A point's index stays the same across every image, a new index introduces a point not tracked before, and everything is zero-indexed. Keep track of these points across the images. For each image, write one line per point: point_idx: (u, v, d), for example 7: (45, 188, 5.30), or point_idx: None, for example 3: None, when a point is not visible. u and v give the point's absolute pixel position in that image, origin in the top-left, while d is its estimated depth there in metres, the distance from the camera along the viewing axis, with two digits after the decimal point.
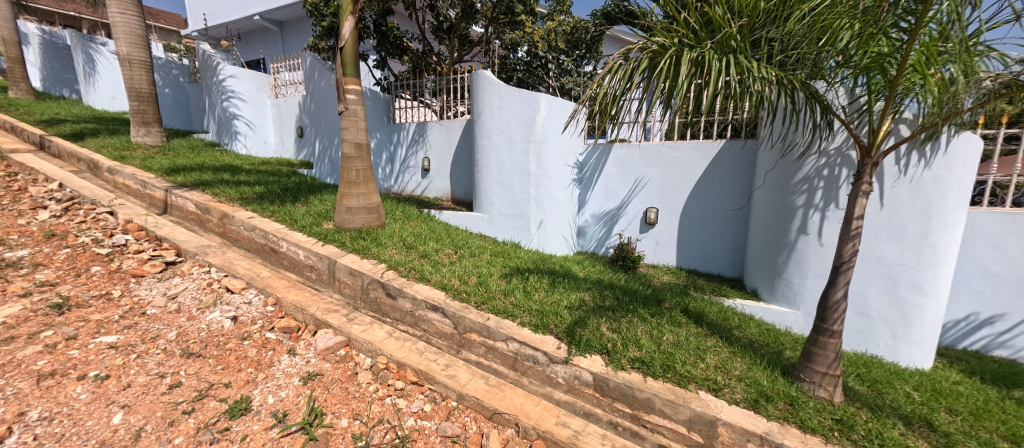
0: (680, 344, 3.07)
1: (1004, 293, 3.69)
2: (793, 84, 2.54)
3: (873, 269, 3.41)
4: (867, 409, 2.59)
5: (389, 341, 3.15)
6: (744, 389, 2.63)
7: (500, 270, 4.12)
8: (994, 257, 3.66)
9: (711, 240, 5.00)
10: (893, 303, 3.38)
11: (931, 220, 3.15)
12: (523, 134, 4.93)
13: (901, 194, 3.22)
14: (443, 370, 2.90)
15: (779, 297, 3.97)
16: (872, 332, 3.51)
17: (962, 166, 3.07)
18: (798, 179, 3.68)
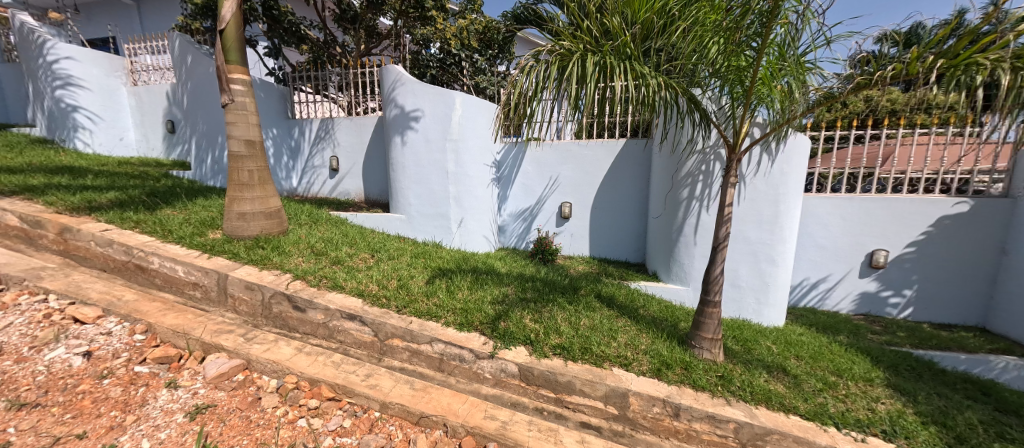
0: (595, 328, 3.33)
1: (829, 261, 4.68)
2: (678, 91, 2.91)
3: (741, 248, 4.07)
4: (742, 365, 3.10)
5: (298, 358, 2.88)
6: (649, 361, 2.97)
7: (422, 271, 4.04)
8: (822, 232, 4.63)
9: (618, 230, 5.48)
10: (757, 275, 4.07)
11: (780, 205, 3.86)
12: (438, 132, 4.87)
13: (759, 184, 3.88)
14: (364, 381, 2.75)
15: (673, 277, 4.52)
16: (742, 300, 4.19)
17: (799, 161, 3.81)
18: (683, 173, 4.23)
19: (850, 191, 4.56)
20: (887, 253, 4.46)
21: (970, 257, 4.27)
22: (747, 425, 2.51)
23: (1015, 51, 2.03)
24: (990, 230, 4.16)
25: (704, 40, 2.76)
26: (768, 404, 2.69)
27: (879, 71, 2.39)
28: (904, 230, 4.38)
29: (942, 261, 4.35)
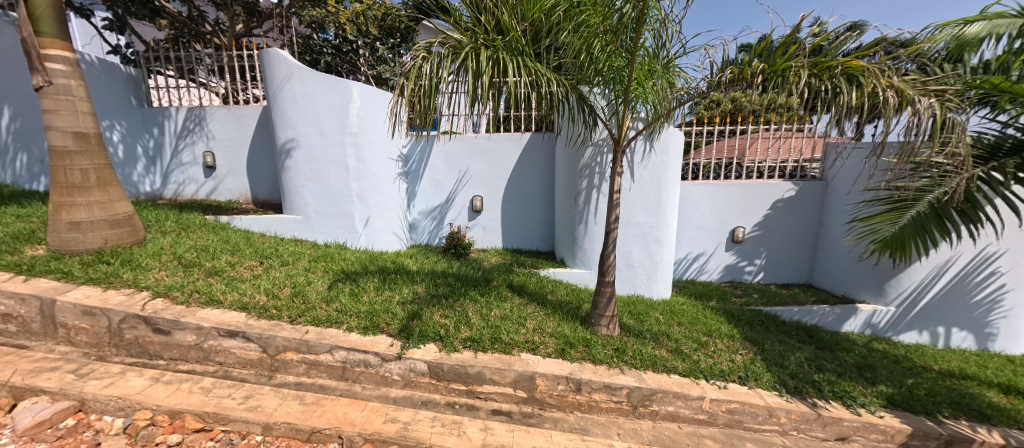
0: (506, 317, 3.42)
1: (703, 239, 5.41)
2: (568, 87, 3.11)
3: (633, 231, 4.50)
4: (634, 337, 3.45)
5: (154, 389, 2.46)
6: (555, 342, 3.15)
7: (322, 275, 3.73)
8: (697, 214, 5.33)
9: (528, 221, 5.67)
10: (647, 255, 4.55)
11: (662, 192, 4.36)
12: (333, 125, 4.50)
13: (644, 174, 4.32)
14: (243, 404, 2.45)
15: (578, 262, 4.83)
16: (635, 278, 4.64)
17: (675, 152, 4.32)
18: (582, 165, 4.52)
19: (715, 178, 5.33)
20: (744, 229, 5.31)
21: (799, 229, 5.29)
22: (636, 388, 2.81)
23: (810, 62, 2.58)
24: (812, 207, 5.21)
25: (590, 39, 2.95)
26: (653, 368, 3.04)
27: (722, 75, 2.88)
28: (757, 210, 5.25)
29: (780, 234, 5.32)
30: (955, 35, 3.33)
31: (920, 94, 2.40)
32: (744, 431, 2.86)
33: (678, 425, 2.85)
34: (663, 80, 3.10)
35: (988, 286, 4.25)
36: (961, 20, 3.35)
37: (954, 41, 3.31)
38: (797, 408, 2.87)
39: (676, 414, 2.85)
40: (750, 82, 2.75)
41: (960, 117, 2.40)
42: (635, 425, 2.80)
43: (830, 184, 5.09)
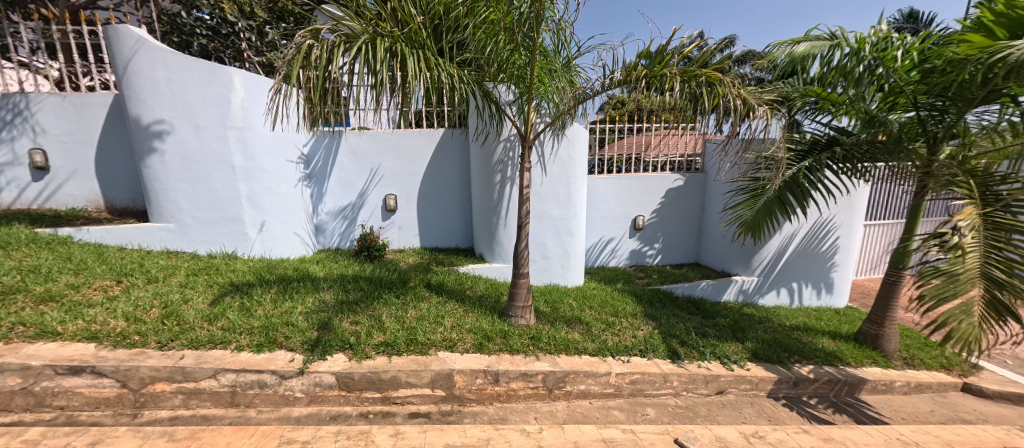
0: (423, 318, 3.32)
1: (610, 228, 5.83)
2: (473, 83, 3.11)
3: (546, 223, 4.66)
4: (549, 324, 3.60)
5: None
6: (473, 338, 3.15)
7: (205, 290, 3.25)
8: (604, 205, 5.73)
9: (446, 219, 5.55)
10: (560, 245, 4.74)
11: (570, 185, 4.59)
12: (210, 118, 3.92)
13: (554, 168, 4.51)
14: None
15: (496, 256, 4.86)
16: (551, 268, 4.80)
17: (580, 147, 4.57)
18: (494, 161, 4.56)
19: (617, 171, 5.78)
20: (644, 217, 5.84)
21: (688, 215, 5.99)
22: (551, 372, 2.93)
23: (681, 69, 2.97)
24: (696, 195, 5.93)
25: (493, 34, 2.98)
26: (566, 351, 3.21)
27: (611, 76, 3.16)
28: (653, 200, 5.82)
29: (673, 220, 5.96)
30: (786, 53, 4.01)
31: (758, 102, 2.95)
32: (646, 398, 3.17)
33: (589, 401, 3.06)
34: (562, 80, 3.31)
35: (819, 251, 5.28)
36: (791, 41, 4.02)
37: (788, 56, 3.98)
38: (685, 371, 3.25)
39: (587, 392, 3.05)
40: (635, 84, 3.09)
41: (784, 118, 3.09)
42: (550, 407, 2.94)
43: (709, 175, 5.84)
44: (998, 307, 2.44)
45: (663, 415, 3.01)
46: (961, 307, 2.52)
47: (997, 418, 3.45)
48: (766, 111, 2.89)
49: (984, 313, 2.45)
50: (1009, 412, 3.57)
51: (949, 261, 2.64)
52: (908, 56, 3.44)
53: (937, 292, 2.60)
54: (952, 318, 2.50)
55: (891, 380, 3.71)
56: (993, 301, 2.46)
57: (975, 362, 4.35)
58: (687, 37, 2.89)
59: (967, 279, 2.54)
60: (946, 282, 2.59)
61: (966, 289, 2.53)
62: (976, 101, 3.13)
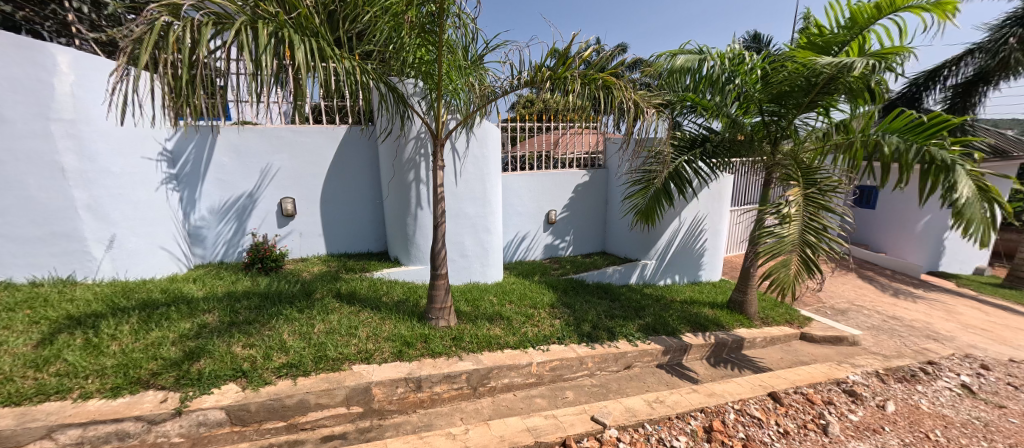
0: (332, 331, 3.03)
1: (525, 223, 5.96)
2: (377, 77, 2.91)
3: (462, 222, 4.56)
4: (470, 322, 3.56)
5: None
6: (391, 346, 2.97)
7: (31, 330, 2.57)
8: (518, 201, 5.83)
9: (354, 222, 5.15)
10: (478, 243, 4.69)
11: (485, 183, 4.56)
12: (24, 108, 3.09)
13: (468, 166, 4.43)
14: None
15: (413, 258, 4.63)
16: (470, 266, 4.73)
17: (492, 145, 4.57)
18: (404, 159, 4.33)
19: (529, 168, 5.92)
20: (556, 212, 6.09)
21: (594, 207, 6.39)
22: (475, 371, 2.89)
23: (582, 72, 3.15)
24: (600, 190, 6.37)
25: (397, 25, 2.81)
26: (489, 348, 3.20)
27: (519, 76, 3.27)
28: (564, 195, 6.09)
29: (582, 213, 6.31)
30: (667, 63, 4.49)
31: (647, 106, 3.27)
32: (565, 383, 3.31)
33: (513, 393, 3.09)
34: (469, 79, 3.25)
35: (697, 243, 6.09)
36: (670, 53, 4.48)
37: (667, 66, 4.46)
38: (598, 352, 3.47)
39: (511, 385, 3.08)
40: (541, 85, 3.19)
41: (669, 120, 3.50)
42: (476, 405, 2.90)
43: (609, 171, 6.31)
44: (805, 262, 3.33)
45: (580, 396, 3.17)
46: (784, 261, 3.36)
47: (825, 357, 4.34)
48: (654, 113, 3.24)
49: (797, 267, 3.32)
50: (833, 351, 4.51)
51: (781, 226, 3.52)
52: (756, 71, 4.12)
53: (769, 249, 3.46)
54: (777, 268, 3.35)
55: (754, 337, 4.39)
56: (804, 258, 3.35)
57: (810, 315, 5.39)
58: (585, 43, 3.06)
59: (790, 241, 3.43)
60: (776, 242, 3.47)
61: (788, 248, 3.41)
62: (804, 107, 3.91)
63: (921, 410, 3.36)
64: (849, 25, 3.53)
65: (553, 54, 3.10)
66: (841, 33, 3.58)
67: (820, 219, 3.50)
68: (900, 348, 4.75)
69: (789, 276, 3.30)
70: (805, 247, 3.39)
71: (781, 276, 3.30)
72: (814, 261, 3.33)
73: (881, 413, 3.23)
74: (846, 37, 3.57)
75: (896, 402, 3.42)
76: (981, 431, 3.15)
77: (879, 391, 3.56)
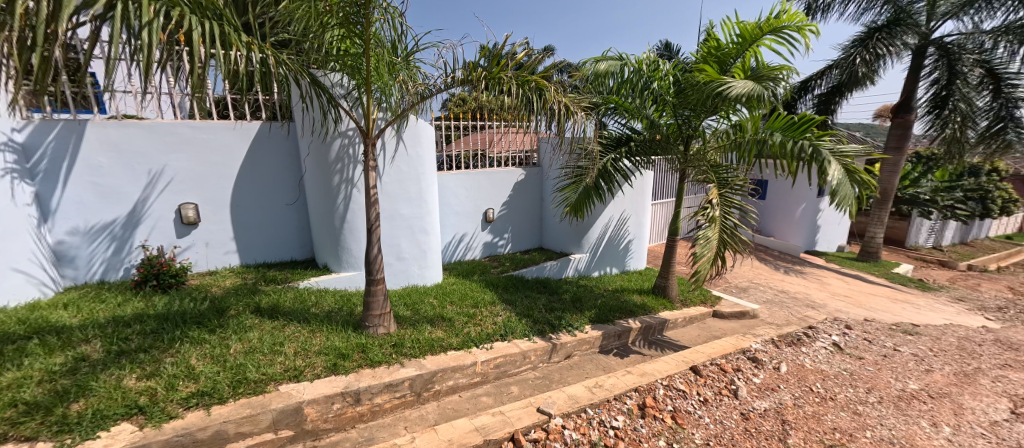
0: (252, 351, 2.73)
1: (464, 222, 5.89)
2: (294, 69, 2.65)
3: (398, 224, 4.36)
4: (410, 327, 3.43)
5: None
6: (323, 360, 2.75)
7: None
8: (455, 201, 5.74)
9: (272, 228, 4.69)
10: (416, 245, 4.52)
11: (420, 182, 4.42)
12: None
13: (401, 164, 4.24)
14: None
15: (344, 264, 4.33)
16: (408, 269, 4.55)
17: (427, 143, 4.45)
18: (331, 159, 4.02)
19: (464, 168, 5.85)
20: (494, 210, 6.09)
21: (531, 204, 6.50)
22: (418, 377, 2.80)
23: (515, 74, 3.18)
24: (534, 188, 6.50)
25: (317, 14, 2.60)
26: (432, 351, 3.11)
27: (453, 74, 3.22)
28: (501, 193, 6.12)
29: (518, 210, 6.38)
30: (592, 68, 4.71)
31: (576, 107, 3.43)
32: (510, 378, 3.33)
33: (458, 395, 3.03)
34: (399, 75, 3.12)
35: (625, 236, 6.49)
36: (593, 60, 4.73)
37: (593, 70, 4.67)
38: (539, 345, 3.54)
39: (456, 386, 3.02)
40: (476, 84, 3.19)
41: (596, 121, 3.71)
42: (420, 411, 2.81)
43: (542, 170, 6.47)
44: (723, 257, 3.95)
45: (525, 389, 3.21)
46: (708, 258, 3.91)
47: (733, 330, 4.87)
48: (582, 115, 3.45)
49: (717, 262, 3.93)
50: (739, 324, 5.07)
51: (706, 227, 4.01)
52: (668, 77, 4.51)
53: (700, 251, 3.89)
54: (702, 265, 3.91)
55: (676, 318, 4.78)
56: (722, 253, 3.96)
57: (720, 294, 6.02)
58: (517, 44, 3.10)
59: (713, 241, 3.95)
60: (704, 242, 3.93)
61: (711, 246, 3.94)
62: (709, 111, 4.34)
63: (807, 367, 3.92)
64: (739, 41, 4.00)
65: (485, 52, 3.09)
66: (735, 46, 4.03)
67: (731, 217, 4.12)
68: (788, 316, 5.50)
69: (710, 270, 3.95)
70: (723, 245, 3.99)
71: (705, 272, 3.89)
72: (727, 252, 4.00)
73: (778, 374, 3.71)
74: (739, 50, 4.02)
75: (789, 364, 3.95)
76: (850, 380, 3.77)
77: (776, 355, 4.08)
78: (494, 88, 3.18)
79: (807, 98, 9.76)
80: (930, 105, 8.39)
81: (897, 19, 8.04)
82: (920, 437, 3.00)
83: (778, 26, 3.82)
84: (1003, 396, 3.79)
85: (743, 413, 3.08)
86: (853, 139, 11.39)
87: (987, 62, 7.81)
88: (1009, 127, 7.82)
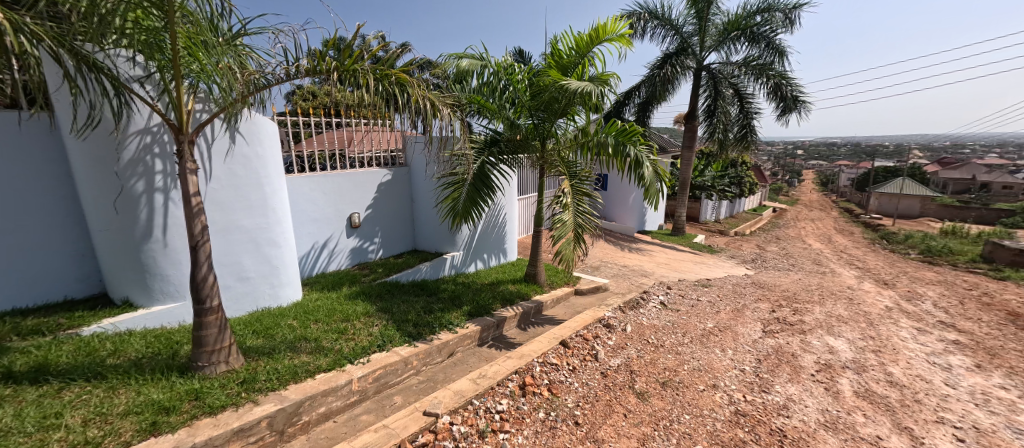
0: (3, 434, 1.99)
1: (323, 229, 5.33)
2: (49, 40, 2.01)
3: (238, 238, 3.70)
4: (262, 358, 2.97)
5: None
6: (134, 421, 2.19)
7: None
8: (311, 207, 5.15)
9: (25, 259, 3.30)
10: (263, 260, 3.92)
11: (264, 188, 3.84)
12: None
13: (236, 168, 3.61)
14: None
15: (158, 295, 3.40)
16: (255, 290, 3.91)
17: (269, 143, 3.88)
18: (126, 161, 3.11)
19: (320, 169, 5.30)
20: (359, 214, 5.70)
21: (401, 206, 6.27)
22: (278, 413, 2.46)
23: (372, 67, 2.99)
24: (404, 188, 6.28)
25: None
26: (295, 379, 2.77)
27: (297, 63, 2.90)
28: (365, 196, 5.74)
29: (387, 212, 6.08)
30: (454, 66, 4.77)
31: (440, 104, 3.45)
32: (392, 390, 3.20)
33: (332, 420, 2.78)
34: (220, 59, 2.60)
35: (496, 231, 6.79)
36: (455, 56, 4.84)
37: (456, 70, 4.76)
38: (421, 348, 3.49)
39: (329, 412, 2.76)
40: (327, 76, 2.92)
41: (461, 120, 3.80)
42: None
43: (411, 169, 6.29)
44: (579, 239, 4.64)
45: (409, 397, 3.13)
46: (568, 239, 4.50)
47: (591, 304, 5.59)
48: (447, 114, 3.48)
49: (573, 241, 4.55)
50: (594, 298, 5.84)
51: (562, 212, 4.59)
52: (523, 82, 4.86)
53: (559, 233, 4.47)
54: (563, 246, 4.48)
55: (545, 301, 5.25)
56: (577, 233, 4.61)
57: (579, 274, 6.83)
58: (371, 36, 2.96)
59: (569, 223, 4.55)
60: (561, 227, 4.50)
61: (568, 229, 4.52)
62: (559, 113, 4.84)
63: (645, 324, 4.77)
64: (577, 53, 4.59)
65: (334, 43, 2.87)
66: (572, 54, 4.58)
67: (582, 203, 4.78)
68: (629, 285, 6.58)
69: (571, 250, 4.54)
70: (578, 226, 4.60)
71: (566, 251, 4.45)
72: (584, 233, 4.68)
73: (626, 334, 4.41)
74: (575, 59, 4.58)
75: (633, 324, 4.73)
76: (672, 328, 4.73)
77: (623, 319, 4.84)
78: (349, 80, 2.96)
79: (628, 107, 11.63)
80: (705, 116, 11.00)
81: (681, 48, 10.43)
82: (717, 360, 3.95)
83: (605, 37, 4.49)
84: (761, 320, 5.27)
85: (603, 372, 3.58)
86: (663, 140, 14.19)
87: (736, 85, 10.55)
88: (748, 133, 10.76)
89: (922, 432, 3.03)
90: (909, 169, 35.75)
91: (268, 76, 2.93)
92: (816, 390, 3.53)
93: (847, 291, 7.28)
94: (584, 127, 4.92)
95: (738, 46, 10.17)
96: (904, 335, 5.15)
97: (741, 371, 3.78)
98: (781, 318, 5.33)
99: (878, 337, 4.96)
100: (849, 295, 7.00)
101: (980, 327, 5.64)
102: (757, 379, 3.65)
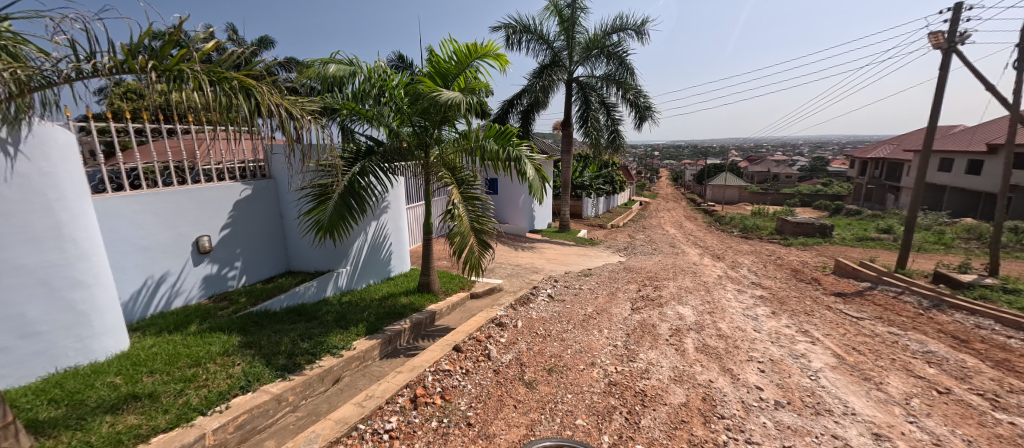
0: None
1: (159, 258, 4.37)
2: None
3: (16, 282, 2.80)
4: (67, 432, 2.31)
5: None
6: None
7: None
8: (139, 232, 4.18)
9: None
10: (61, 307, 3.01)
11: (58, 214, 2.95)
12: None
13: (6, 192, 2.73)
14: None
15: None
16: (52, 347, 2.99)
17: (63, 157, 3.00)
18: None
19: (148, 186, 4.33)
20: (211, 237, 4.84)
21: (268, 224, 5.52)
22: None
23: (206, 68, 2.54)
24: (270, 203, 5.55)
25: None
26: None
27: (96, 58, 2.33)
28: (217, 215, 4.88)
29: (251, 231, 5.30)
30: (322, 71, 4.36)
31: (299, 110, 3.12)
32: (261, 435, 2.79)
33: None
34: None
35: (385, 244, 6.46)
36: (321, 60, 4.50)
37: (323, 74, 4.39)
38: (299, 380, 3.12)
39: None
40: (143, 76, 2.41)
41: (326, 127, 3.48)
42: None
43: (278, 182, 5.61)
44: (482, 240, 4.75)
45: (283, 439, 2.76)
46: (472, 246, 4.66)
47: (485, 306, 5.68)
48: (309, 121, 3.21)
49: (477, 246, 4.69)
50: (489, 299, 5.95)
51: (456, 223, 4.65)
52: (400, 88, 4.70)
53: (460, 245, 4.56)
54: (467, 254, 4.62)
55: (439, 308, 5.16)
56: (478, 238, 4.73)
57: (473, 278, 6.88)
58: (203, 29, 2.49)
59: (467, 232, 4.63)
60: (458, 238, 4.58)
61: (467, 238, 4.62)
62: (440, 121, 4.80)
63: (534, 318, 5.05)
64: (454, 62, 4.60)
65: (150, 35, 2.37)
66: (450, 62, 4.59)
67: (478, 208, 4.86)
68: (519, 283, 6.87)
69: (477, 255, 4.72)
70: (477, 232, 4.73)
71: (473, 258, 4.65)
72: (486, 237, 4.82)
73: (516, 330, 4.61)
74: (453, 66, 4.61)
75: (523, 320, 4.97)
76: (558, 318, 5.10)
77: (515, 316, 5.06)
78: (175, 83, 2.50)
79: (511, 114, 12.13)
80: (579, 122, 12.08)
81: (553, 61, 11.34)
82: (595, 341, 4.39)
83: (481, 54, 4.60)
84: (630, 299, 6.06)
85: (495, 369, 3.68)
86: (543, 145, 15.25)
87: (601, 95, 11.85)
88: (615, 137, 12.13)
89: (739, 370, 3.83)
90: (730, 166, 44.79)
91: (50, 72, 2.29)
92: (668, 352, 4.20)
93: (691, 267, 8.80)
94: (466, 133, 4.96)
95: (599, 61, 11.48)
96: (729, 296, 6.46)
97: (614, 346, 4.28)
98: (645, 296, 6.20)
99: (712, 300, 6.12)
100: (693, 269, 8.48)
101: (776, 283, 7.37)
102: (625, 351, 4.18)
